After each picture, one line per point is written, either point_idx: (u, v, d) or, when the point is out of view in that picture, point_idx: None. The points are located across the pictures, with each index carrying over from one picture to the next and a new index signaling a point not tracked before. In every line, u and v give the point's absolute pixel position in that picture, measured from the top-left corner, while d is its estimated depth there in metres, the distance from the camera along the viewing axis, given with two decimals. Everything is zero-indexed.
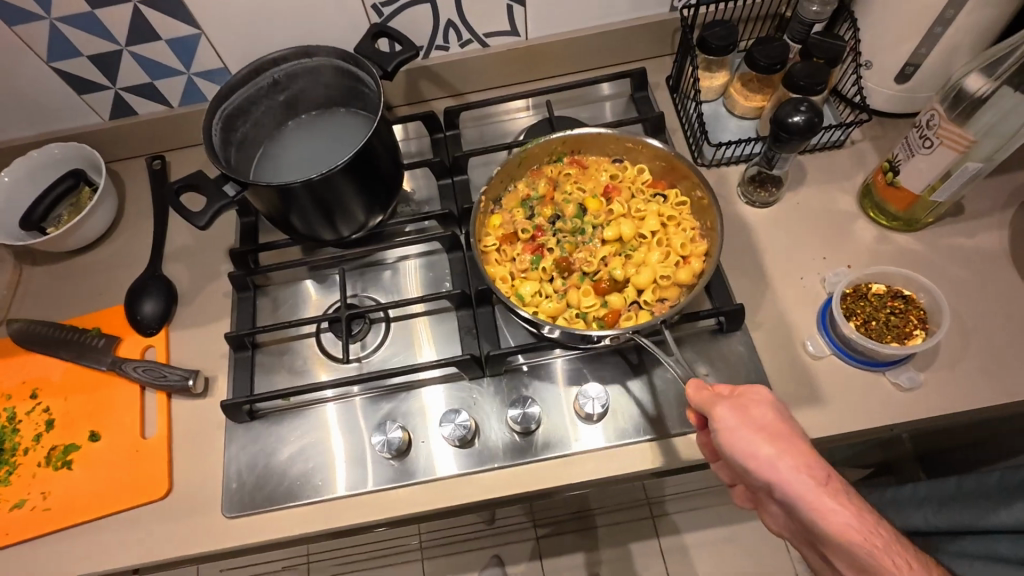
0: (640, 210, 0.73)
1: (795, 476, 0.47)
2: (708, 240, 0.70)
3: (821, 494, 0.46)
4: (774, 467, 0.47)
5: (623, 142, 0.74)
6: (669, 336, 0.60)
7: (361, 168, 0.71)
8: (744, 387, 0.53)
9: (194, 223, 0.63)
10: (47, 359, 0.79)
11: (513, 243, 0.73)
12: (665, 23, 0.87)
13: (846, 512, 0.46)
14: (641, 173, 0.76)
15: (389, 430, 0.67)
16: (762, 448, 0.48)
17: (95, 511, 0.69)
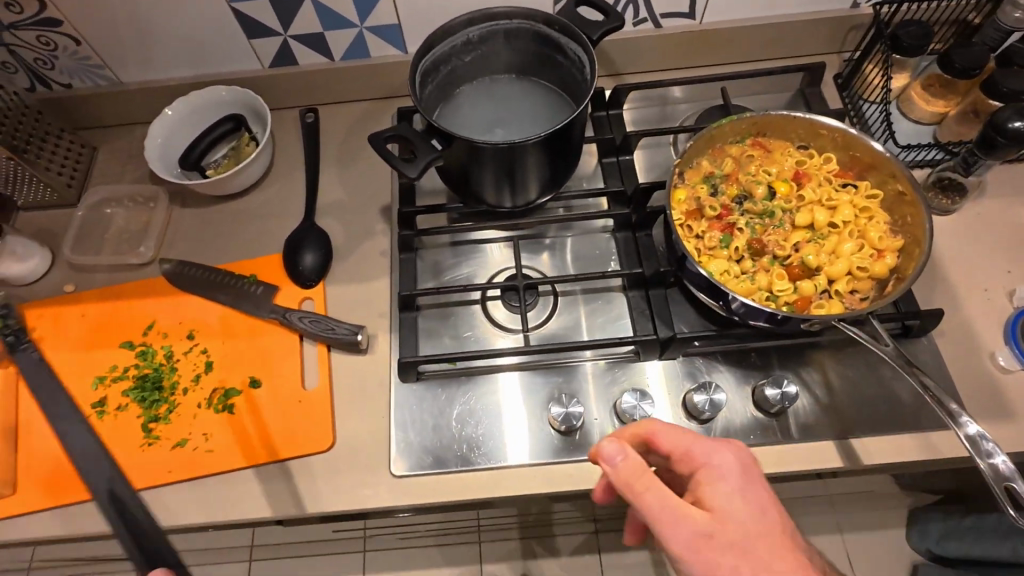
0: (832, 197, 0.69)
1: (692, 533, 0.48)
2: (904, 236, 0.66)
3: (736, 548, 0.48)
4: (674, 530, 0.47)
5: (819, 129, 0.70)
6: (880, 326, 0.58)
7: (558, 142, 0.70)
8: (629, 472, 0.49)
9: (402, 174, 0.62)
10: (203, 302, 0.78)
11: (697, 219, 0.70)
12: (843, 19, 0.86)
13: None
14: (827, 162, 0.72)
15: (570, 404, 0.66)
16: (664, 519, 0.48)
17: (260, 456, 0.68)
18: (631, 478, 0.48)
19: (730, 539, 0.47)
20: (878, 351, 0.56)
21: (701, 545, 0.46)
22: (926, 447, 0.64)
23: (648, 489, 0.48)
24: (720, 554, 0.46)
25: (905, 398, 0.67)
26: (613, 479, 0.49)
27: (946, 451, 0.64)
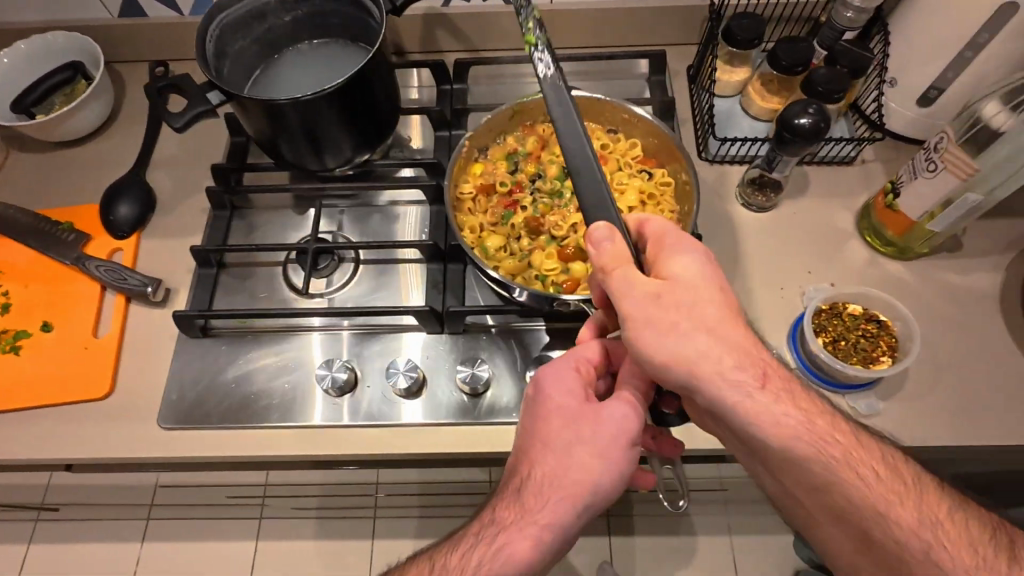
0: (621, 184, 0.70)
1: (700, 360, 0.45)
2: (683, 224, 0.66)
3: (719, 372, 0.45)
4: (666, 323, 0.46)
5: (621, 113, 0.70)
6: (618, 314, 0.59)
7: (354, 102, 0.69)
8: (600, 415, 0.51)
9: (171, 125, 0.63)
10: (15, 245, 0.78)
11: (490, 195, 0.71)
12: (695, 9, 0.85)
13: (746, 366, 0.46)
14: (630, 149, 0.73)
15: (334, 368, 0.67)
16: (680, 348, 0.45)
17: (34, 399, 0.69)
18: (611, 263, 0.48)
19: (682, 301, 0.46)
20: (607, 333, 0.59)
21: (662, 299, 0.46)
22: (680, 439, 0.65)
23: (620, 277, 0.47)
24: (675, 313, 0.46)
25: None
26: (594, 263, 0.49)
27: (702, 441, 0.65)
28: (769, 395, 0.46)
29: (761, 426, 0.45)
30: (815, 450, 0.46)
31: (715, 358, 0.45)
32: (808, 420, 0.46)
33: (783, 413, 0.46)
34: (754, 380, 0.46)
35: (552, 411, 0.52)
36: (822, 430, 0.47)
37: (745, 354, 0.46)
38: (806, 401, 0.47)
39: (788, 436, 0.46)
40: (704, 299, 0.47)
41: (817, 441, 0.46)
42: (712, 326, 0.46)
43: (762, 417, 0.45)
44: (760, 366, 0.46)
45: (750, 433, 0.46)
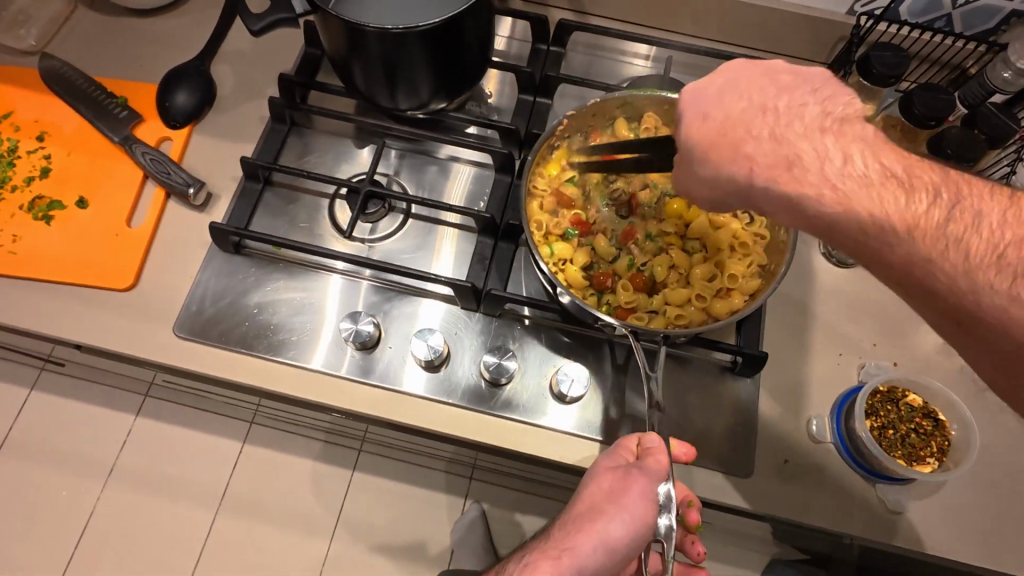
0: (717, 218, 0.64)
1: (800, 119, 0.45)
2: (762, 283, 0.62)
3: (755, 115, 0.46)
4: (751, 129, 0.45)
5: None
6: (662, 356, 0.56)
7: (443, 46, 0.63)
8: (622, 498, 0.50)
9: (247, 26, 0.60)
10: (65, 108, 0.75)
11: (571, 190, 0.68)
12: (834, 25, 0.76)
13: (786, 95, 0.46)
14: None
15: (360, 322, 0.65)
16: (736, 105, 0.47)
17: (56, 273, 0.67)
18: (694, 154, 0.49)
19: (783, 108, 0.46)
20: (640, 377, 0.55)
21: (732, 91, 0.47)
22: (685, 480, 0.63)
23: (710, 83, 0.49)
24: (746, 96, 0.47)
25: (699, 429, 0.64)
26: (642, 446, 0.53)
27: (715, 492, 0.62)
28: (815, 149, 0.43)
29: (782, 187, 0.43)
30: (840, 207, 0.41)
31: (757, 129, 0.45)
32: (825, 168, 0.42)
33: (809, 161, 0.43)
34: (792, 140, 0.44)
35: (584, 503, 0.52)
36: (857, 161, 0.42)
37: (796, 119, 0.44)
38: (846, 138, 0.43)
39: (818, 199, 0.42)
40: (784, 83, 0.47)
41: (830, 179, 0.42)
42: (776, 97, 0.46)
43: (785, 171, 0.43)
44: (818, 117, 0.44)
45: (811, 214, 0.43)
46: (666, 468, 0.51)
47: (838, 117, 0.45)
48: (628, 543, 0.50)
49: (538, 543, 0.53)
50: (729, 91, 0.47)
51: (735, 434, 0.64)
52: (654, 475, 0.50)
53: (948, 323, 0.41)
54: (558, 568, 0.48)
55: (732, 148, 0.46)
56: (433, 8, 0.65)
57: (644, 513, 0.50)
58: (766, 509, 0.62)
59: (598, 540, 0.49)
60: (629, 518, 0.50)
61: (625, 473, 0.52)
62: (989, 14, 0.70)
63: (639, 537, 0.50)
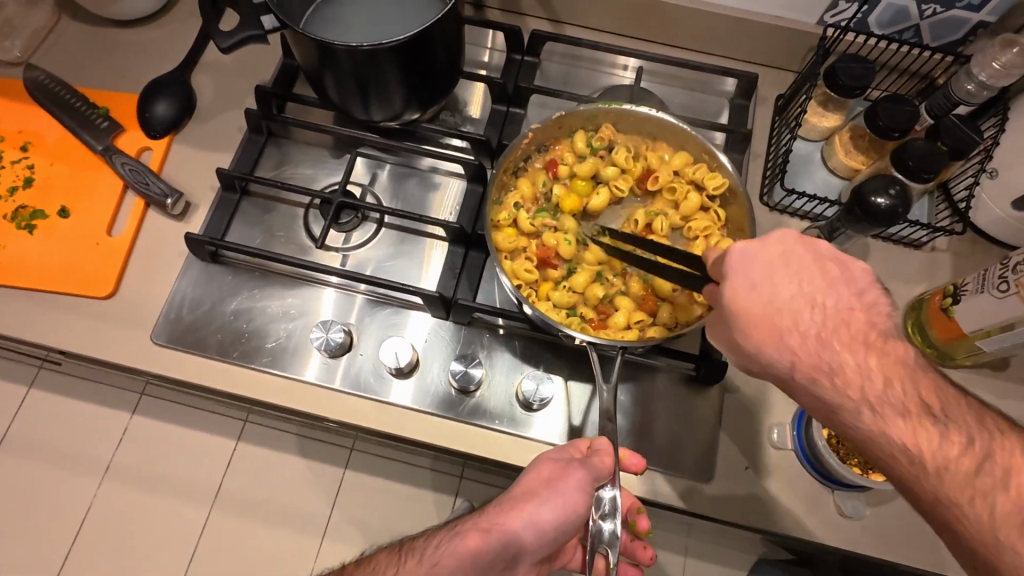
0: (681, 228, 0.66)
1: (797, 302, 0.48)
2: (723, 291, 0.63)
3: (773, 279, 0.49)
4: (775, 325, 0.48)
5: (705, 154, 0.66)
6: (620, 365, 0.57)
7: (412, 59, 0.65)
8: (561, 485, 0.52)
9: (218, 43, 0.61)
10: (48, 119, 0.77)
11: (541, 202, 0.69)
12: (805, 35, 0.77)
13: (826, 288, 0.48)
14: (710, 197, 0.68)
15: (332, 330, 0.66)
16: (784, 286, 0.48)
17: (39, 282, 0.69)
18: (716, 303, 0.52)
19: (820, 283, 0.48)
20: (598, 386, 0.57)
21: (781, 266, 0.49)
22: (647, 486, 0.64)
23: (783, 263, 0.49)
24: (780, 282, 0.48)
25: (662, 436, 0.65)
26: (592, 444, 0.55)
27: (677, 498, 0.64)
28: (845, 357, 0.45)
29: (806, 376, 0.46)
30: (877, 424, 0.43)
31: (803, 322, 0.47)
32: (862, 384, 0.44)
33: (850, 372, 0.45)
34: (834, 360, 0.45)
35: (524, 486, 0.54)
36: (850, 334, 0.46)
37: (844, 324, 0.46)
38: (889, 360, 0.45)
39: (845, 405, 0.45)
40: (823, 260, 0.49)
41: (817, 366, 0.46)
42: (820, 283, 0.48)
43: (824, 377, 0.45)
44: (861, 329, 0.46)
45: (807, 389, 0.47)
46: (610, 469, 0.53)
47: (882, 330, 0.46)
48: (557, 526, 0.53)
49: (471, 516, 0.55)
50: (779, 262, 0.49)
51: (697, 441, 0.65)
52: (595, 472, 0.53)
53: (961, 554, 0.41)
54: (487, 540, 0.50)
55: (774, 334, 0.47)
56: (399, 31, 0.66)
57: (577, 503, 0.52)
58: (726, 515, 0.63)
59: (527, 520, 0.52)
60: (562, 504, 0.52)
61: (568, 463, 0.54)
62: (955, 25, 0.71)
63: (569, 523, 0.53)
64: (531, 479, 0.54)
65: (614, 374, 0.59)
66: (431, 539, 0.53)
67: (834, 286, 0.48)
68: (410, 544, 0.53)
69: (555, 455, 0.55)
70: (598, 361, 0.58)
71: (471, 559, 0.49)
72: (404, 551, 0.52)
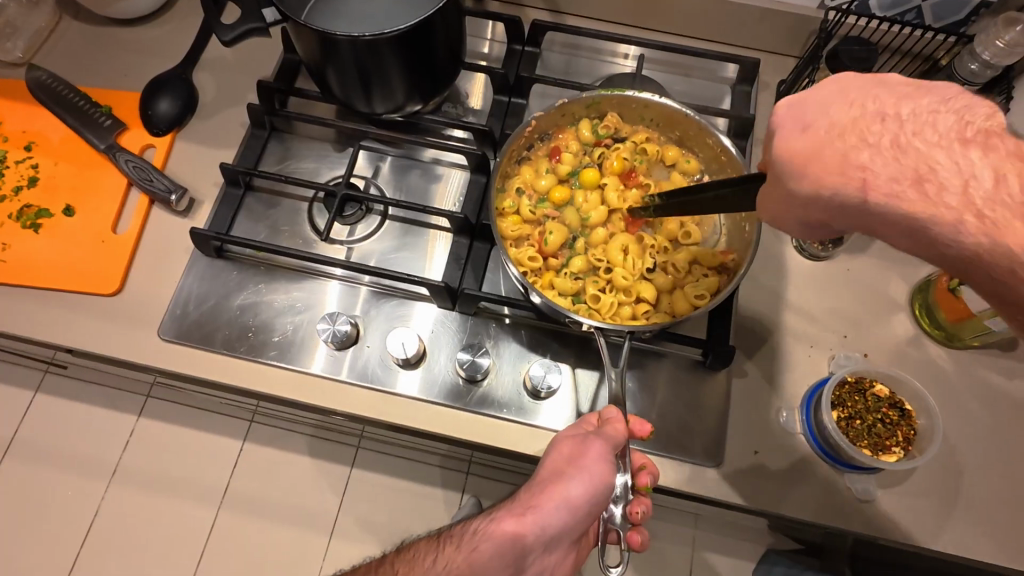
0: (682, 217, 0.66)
1: (870, 138, 0.38)
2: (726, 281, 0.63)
3: (862, 122, 0.38)
4: (865, 159, 0.37)
5: (707, 140, 0.66)
6: (627, 350, 0.57)
7: (414, 50, 0.65)
8: (585, 459, 0.52)
9: (220, 37, 0.62)
10: (52, 119, 0.77)
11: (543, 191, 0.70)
12: (807, 19, 0.76)
13: (952, 122, 0.36)
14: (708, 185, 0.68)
15: (338, 322, 0.66)
16: (844, 113, 0.39)
17: (46, 281, 0.70)
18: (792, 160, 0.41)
19: (912, 107, 0.38)
20: (606, 373, 0.57)
21: (840, 98, 0.40)
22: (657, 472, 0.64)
23: (870, 98, 0.39)
24: (857, 117, 0.38)
25: (671, 423, 0.65)
26: (606, 416, 0.55)
27: (687, 484, 0.64)
28: (949, 163, 0.35)
29: (906, 207, 0.36)
30: (984, 238, 0.34)
31: (873, 136, 0.38)
32: (970, 190, 0.35)
33: (946, 177, 0.35)
34: (919, 150, 0.36)
35: (550, 469, 0.53)
36: (937, 134, 0.36)
37: (930, 125, 0.36)
38: (1000, 154, 0.35)
39: (941, 220, 0.35)
40: (898, 87, 0.39)
41: (976, 206, 0.35)
42: (895, 99, 0.38)
43: (911, 187, 0.36)
44: (953, 126, 0.36)
45: (895, 220, 0.37)
46: (623, 436, 0.54)
47: (981, 128, 0.36)
48: (590, 504, 0.52)
49: (505, 504, 0.55)
50: (834, 101, 0.40)
51: (706, 426, 0.65)
52: (612, 441, 0.53)
53: None
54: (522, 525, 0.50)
55: (839, 161, 0.38)
56: (401, 22, 0.66)
57: (604, 476, 0.52)
58: (737, 499, 0.63)
59: (560, 501, 0.51)
60: (588, 478, 0.51)
61: (584, 439, 0.54)
62: (958, 5, 0.71)
63: (600, 496, 0.52)
64: (555, 459, 0.54)
65: (622, 360, 0.59)
66: (469, 525, 0.54)
67: (936, 116, 0.37)
68: (450, 530, 0.55)
69: (574, 432, 0.56)
70: (606, 347, 0.58)
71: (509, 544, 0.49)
72: (443, 539, 0.53)
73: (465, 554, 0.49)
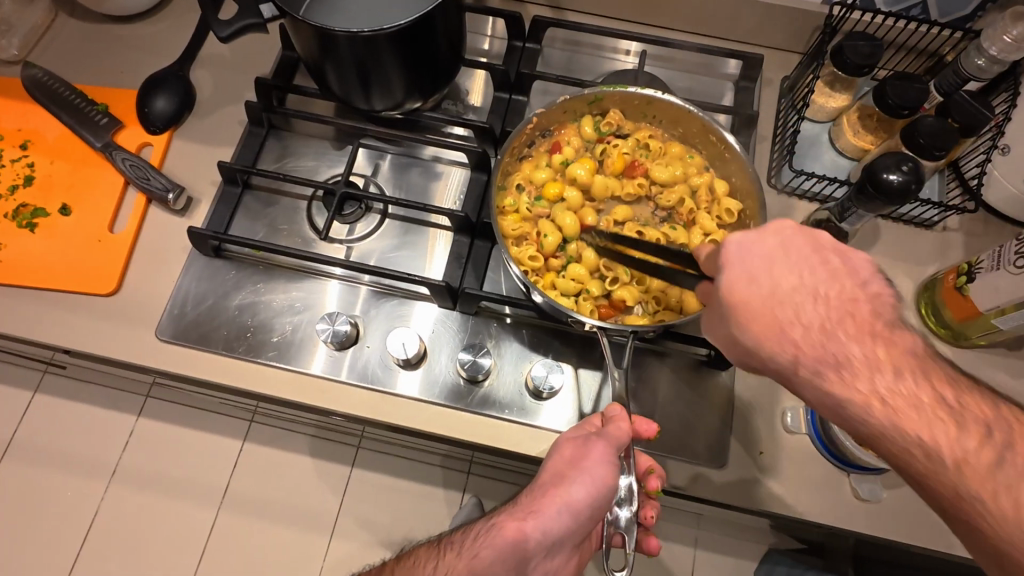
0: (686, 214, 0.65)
1: (807, 304, 0.44)
2: None
3: (795, 295, 0.45)
4: (796, 330, 0.44)
5: (711, 136, 0.65)
6: (631, 349, 0.56)
7: (414, 47, 0.64)
8: (587, 461, 0.52)
9: (218, 33, 0.61)
10: (47, 117, 0.76)
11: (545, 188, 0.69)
12: (810, 14, 0.76)
13: (861, 314, 0.44)
14: (712, 180, 0.67)
15: (338, 322, 0.65)
16: (784, 279, 0.46)
17: (42, 281, 0.69)
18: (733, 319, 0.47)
19: (842, 287, 0.45)
20: (610, 372, 0.56)
21: (778, 253, 0.46)
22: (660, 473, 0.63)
23: (806, 269, 0.46)
24: (793, 293, 0.45)
25: (675, 423, 0.64)
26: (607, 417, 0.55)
27: (691, 485, 0.63)
28: (863, 355, 0.42)
29: (827, 385, 0.43)
30: (886, 419, 0.41)
31: (805, 313, 0.44)
32: (874, 380, 0.41)
33: (859, 366, 0.42)
34: (838, 344, 0.43)
35: (551, 473, 0.53)
36: (851, 330, 0.43)
37: (849, 314, 0.44)
38: (898, 350, 0.42)
39: (853, 401, 0.42)
40: (822, 249, 0.47)
41: (879, 393, 0.41)
42: (838, 289, 0.45)
43: (831, 370, 0.42)
44: (863, 316, 0.44)
45: (817, 393, 0.43)
46: (627, 435, 0.53)
47: (887, 322, 0.43)
48: (592, 507, 0.51)
49: (507, 507, 0.54)
50: (777, 255, 0.46)
51: (710, 427, 0.64)
52: (614, 442, 0.52)
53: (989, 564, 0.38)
54: (523, 528, 0.50)
55: (776, 330, 0.45)
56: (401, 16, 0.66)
57: (607, 478, 0.51)
58: (741, 501, 0.62)
59: (561, 504, 0.50)
60: (590, 480, 0.51)
61: (586, 440, 0.53)
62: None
63: (603, 498, 0.51)
64: (556, 462, 0.53)
65: (625, 359, 0.58)
66: (471, 531, 0.52)
67: (856, 301, 0.44)
68: (450, 536, 0.54)
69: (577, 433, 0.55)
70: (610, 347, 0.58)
71: (511, 549, 0.48)
72: (443, 546, 0.52)
73: (465, 562, 0.48)
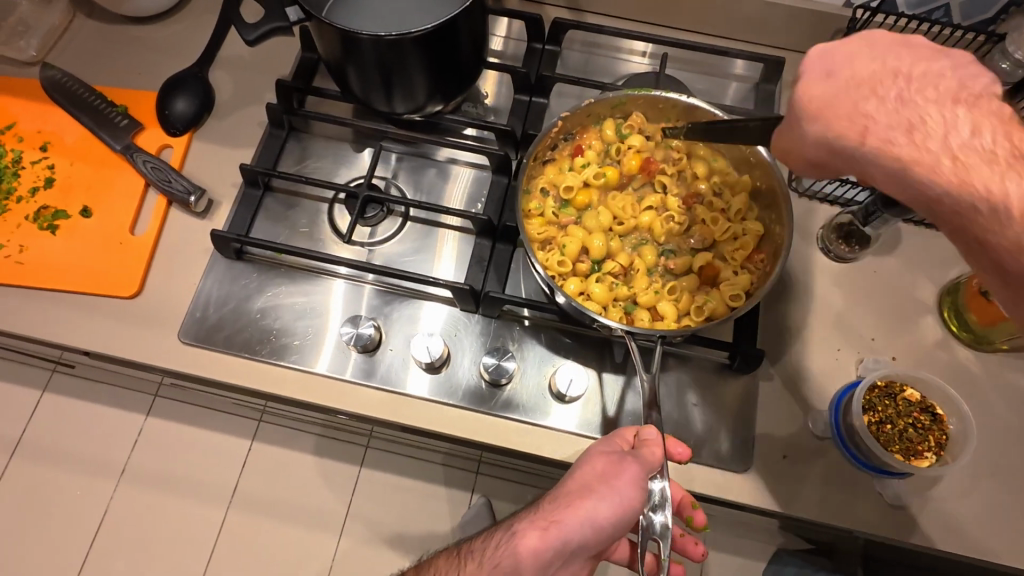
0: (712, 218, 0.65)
1: (876, 103, 0.41)
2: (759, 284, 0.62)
3: (859, 98, 0.42)
4: (850, 123, 0.41)
5: (736, 141, 0.65)
6: (660, 354, 0.56)
7: (438, 50, 0.64)
8: (615, 481, 0.51)
9: (245, 36, 0.62)
10: (67, 118, 0.76)
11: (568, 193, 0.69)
12: (832, 17, 0.75)
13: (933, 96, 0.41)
14: (737, 184, 0.67)
15: (362, 325, 0.66)
16: (868, 74, 0.42)
17: (64, 283, 0.69)
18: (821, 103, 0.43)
19: (917, 76, 0.41)
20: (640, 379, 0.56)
21: (868, 51, 0.43)
22: (683, 477, 0.63)
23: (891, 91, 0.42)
24: (885, 80, 0.42)
25: (697, 427, 0.64)
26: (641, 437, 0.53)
27: (714, 488, 0.63)
28: (941, 117, 0.40)
29: (899, 151, 0.40)
30: (954, 180, 0.38)
31: (889, 89, 0.41)
32: (949, 136, 0.39)
33: (935, 127, 0.39)
34: (916, 104, 0.40)
35: (576, 486, 0.52)
36: (938, 92, 0.40)
37: (932, 85, 0.41)
38: (980, 112, 0.40)
39: (920, 160, 0.39)
40: (922, 51, 0.42)
41: (948, 150, 0.38)
42: (862, 76, 0.42)
43: (904, 134, 0.40)
44: (952, 89, 0.41)
45: (880, 168, 0.41)
46: (660, 460, 0.52)
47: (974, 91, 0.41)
48: (613, 525, 0.51)
49: (526, 513, 0.54)
50: (865, 52, 0.43)
51: (733, 430, 0.64)
52: (647, 465, 0.51)
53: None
54: (545, 540, 0.49)
55: (852, 109, 0.41)
56: (424, 20, 0.65)
57: (632, 501, 0.51)
58: (765, 504, 0.62)
59: (584, 519, 0.50)
60: (617, 500, 0.51)
61: (617, 459, 0.52)
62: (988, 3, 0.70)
63: (625, 519, 0.52)
64: (583, 475, 0.52)
65: (654, 364, 0.58)
66: (492, 539, 0.52)
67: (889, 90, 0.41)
68: (471, 543, 0.54)
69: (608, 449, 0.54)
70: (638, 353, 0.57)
71: (531, 559, 0.48)
72: (463, 554, 0.52)
73: None
